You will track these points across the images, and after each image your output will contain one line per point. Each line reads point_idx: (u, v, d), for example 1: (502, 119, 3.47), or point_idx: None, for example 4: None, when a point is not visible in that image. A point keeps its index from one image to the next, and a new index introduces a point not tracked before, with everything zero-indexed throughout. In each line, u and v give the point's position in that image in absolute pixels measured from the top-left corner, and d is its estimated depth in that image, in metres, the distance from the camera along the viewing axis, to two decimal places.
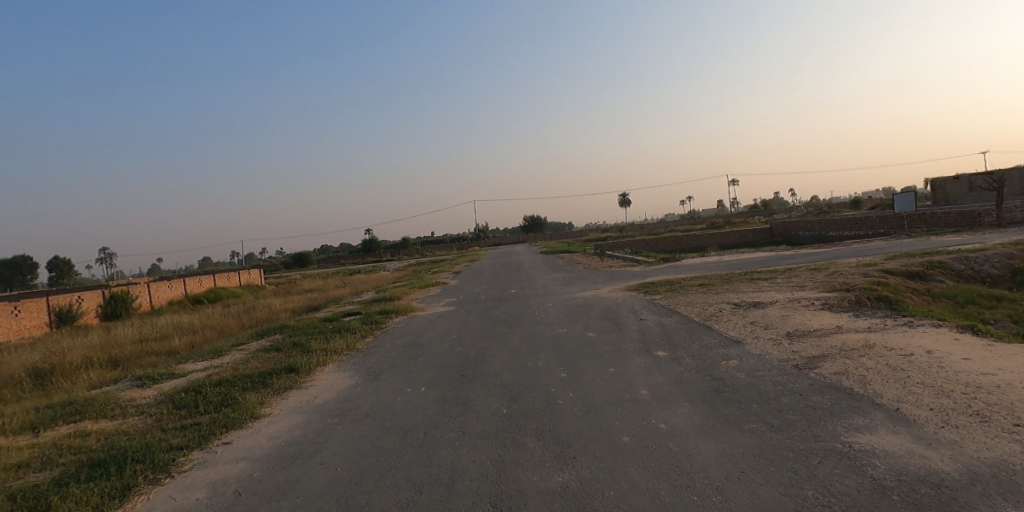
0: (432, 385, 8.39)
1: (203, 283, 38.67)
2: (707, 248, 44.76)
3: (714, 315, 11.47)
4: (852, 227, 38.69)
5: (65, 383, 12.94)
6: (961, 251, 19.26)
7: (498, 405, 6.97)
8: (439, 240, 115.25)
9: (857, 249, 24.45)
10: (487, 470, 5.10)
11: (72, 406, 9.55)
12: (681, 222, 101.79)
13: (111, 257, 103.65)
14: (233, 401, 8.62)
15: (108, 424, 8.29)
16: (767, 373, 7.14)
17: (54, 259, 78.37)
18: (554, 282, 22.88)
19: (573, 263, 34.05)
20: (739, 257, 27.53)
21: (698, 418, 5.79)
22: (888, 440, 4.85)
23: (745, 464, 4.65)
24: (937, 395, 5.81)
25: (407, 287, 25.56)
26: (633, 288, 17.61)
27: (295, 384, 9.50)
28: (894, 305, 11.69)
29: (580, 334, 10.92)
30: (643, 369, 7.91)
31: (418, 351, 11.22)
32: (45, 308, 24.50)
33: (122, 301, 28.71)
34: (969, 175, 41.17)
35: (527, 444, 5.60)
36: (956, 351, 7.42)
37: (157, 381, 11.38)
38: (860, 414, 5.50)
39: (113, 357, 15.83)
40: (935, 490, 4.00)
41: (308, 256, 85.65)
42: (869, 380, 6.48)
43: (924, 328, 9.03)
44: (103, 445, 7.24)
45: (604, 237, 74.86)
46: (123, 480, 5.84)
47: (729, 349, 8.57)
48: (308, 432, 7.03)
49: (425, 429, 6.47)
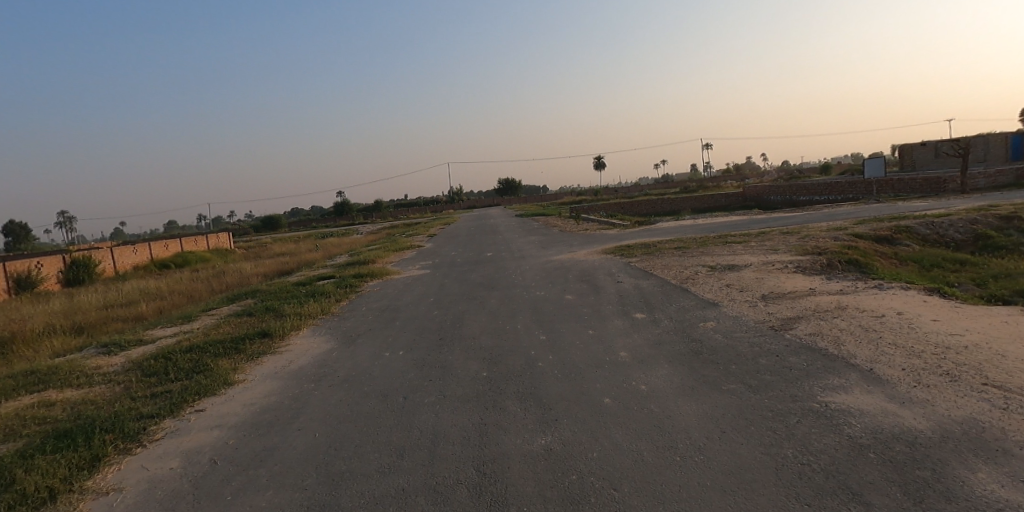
0: (410, 349, 8.32)
1: (169, 248, 37.64)
2: (682, 211, 45.14)
3: (690, 278, 11.55)
4: (823, 192, 39.30)
5: (28, 351, 12.59)
6: (928, 216, 19.67)
7: (478, 369, 6.94)
8: (412, 203, 113.72)
9: (827, 214, 24.76)
10: (469, 434, 5.08)
11: (35, 375, 9.26)
12: (655, 185, 102.17)
13: (70, 221, 101.12)
14: (206, 367, 8.44)
15: (74, 393, 8.08)
16: (744, 334, 7.25)
17: (9, 223, 75.59)
18: (529, 245, 22.77)
19: (547, 227, 33.99)
20: (712, 220, 27.72)
21: (677, 379, 5.84)
22: (863, 399, 4.95)
23: (726, 424, 4.70)
24: (908, 356, 5.94)
25: (381, 251, 25.21)
26: (610, 251, 17.65)
27: (269, 349, 9.36)
28: (863, 268, 11.91)
29: (558, 297, 10.92)
30: (621, 332, 7.94)
31: (394, 315, 11.10)
32: (3, 274, 23.73)
33: (84, 267, 27.86)
34: (936, 141, 42.01)
35: (509, 406, 5.59)
36: (925, 312, 7.60)
37: (124, 348, 11.12)
38: (835, 375, 5.58)
39: (77, 324, 15.39)
40: (909, 447, 4.09)
41: (279, 221, 84.06)
42: (843, 341, 6.60)
43: (894, 290, 9.23)
44: (70, 415, 7.05)
45: (578, 202, 74.97)
46: (92, 451, 5.69)
47: (706, 311, 8.65)
48: (285, 397, 6.94)
49: (405, 393, 6.42)
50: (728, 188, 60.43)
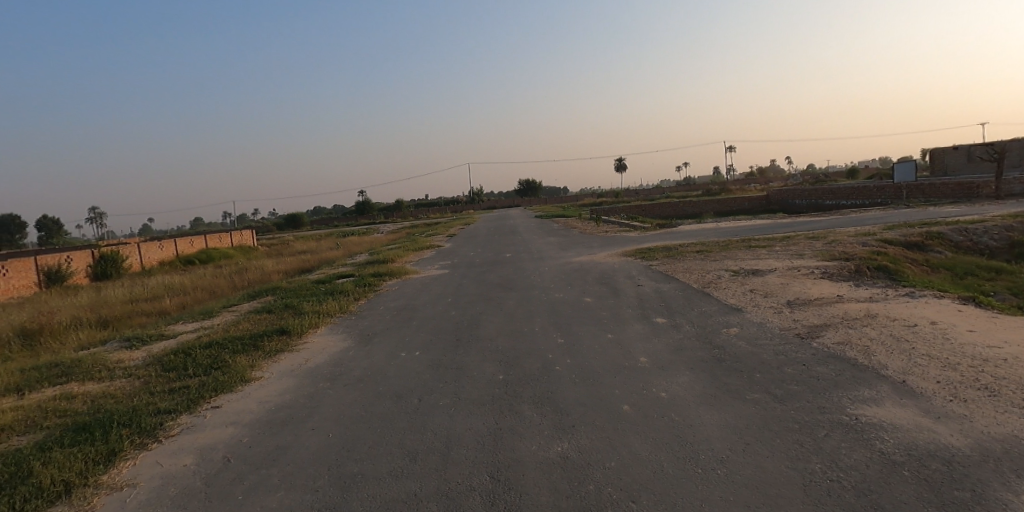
0: (426, 349, 8.24)
1: (194, 244, 38.18)
2: (704, 214, 44.59)
3: (712, 283, 11.32)
4: (849, 197, 38.53)
5: (55, 343, 12.80)
6: (961, 222, 19.10)
7: (494, 371, 6.81)
8: (433, 203, 114.07)
9: (854, 218, 24.23)
10: (484, 438, 4.97)
11: (59, 367, 9.37)
12: (677, 188, 101.27)
13: (101, 216, 103.50)
14: (223, 363, 8.45)
15: (95, 386, 8.14)
16: (768, 342, 7.02)
17: (43, 218, 77.54)
18: (549, 246, 22.64)
19: (566, 228, 33.85)
20: (736, 224, 27.29)
21: (699, 387, 5.66)
22: (895, 413, 4.73)
23: (750, 436, 4.52)
24: (943, 368, 5.69)
25: (401, 250, 25.27)
26: (630, 253, 17.44)
27: (287, 347, 9.34)
28: (893, 275, 11.57)
29: (576, 299, 10.77)
30: (641, 336, 7.76)
31: (412, 314, 11.05)
32: (34, 267, 24.26)
33: (112, 262, 28.34)
34: (968, 145, 41.00)
35: (524, 411, 5.46)
36: (960, 323, 7.30)
37: (146, 343, 11.22)
38: (865, 386, 5.36)
39: (103, 317, 15.63)
40: (946, 466, 3.88)
41: (302, 219, 85.03)
42: (873, 350, 6.35)
43: (926, 298, 8.92)
44: (89, 408, 7.09)
45: (599, 204, 74.55)
46: (108, 445, 5.68)
47: (729, 317, 8.43)
48: (300, 396, 6.89)
49: (420, 394, 6.33)
50: (751, 191, 59.67)
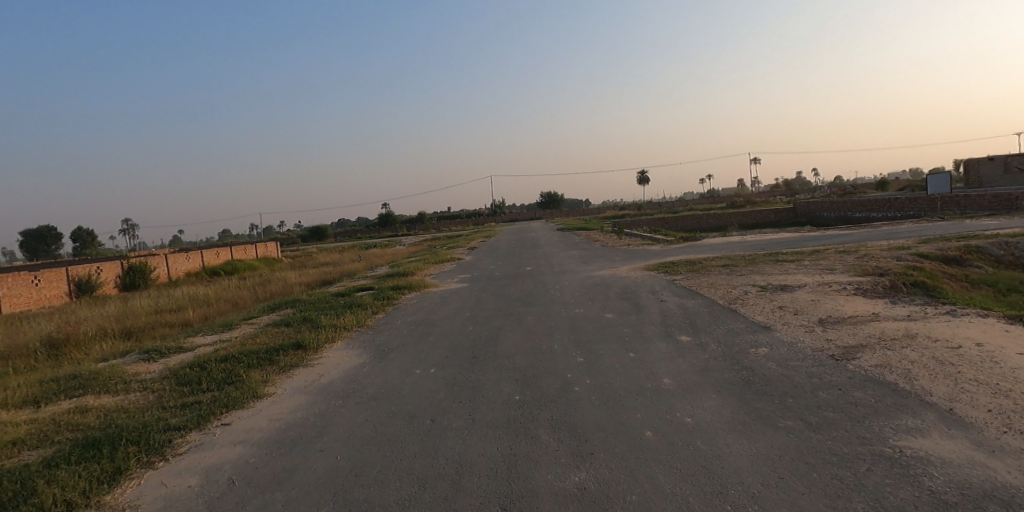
0: (442, 367, 8.01)
1: (220, 256, 38.66)
2: (729, 227, 43.88)
3: (739, 298, 10.92)
4: (880, 209, 37.59)
5: (77, 354, 12.84)
6: (1001, 235, 18.37)
7: (510, 392, 6.55)
8: (455, 216, 114.39)
9: (886, 231, 23.56)
10: (498, 466, 4.69)
11: (77, 379, 9.33)
12: (701, 200, 100.22)
13: (133, 228, 105.90)
14: (237, 378, 8.30)
15: (109, 400, 8.03)
16: (801, 363, 6.65)
17: (77, 230, 79.53)
18: (571, 259, 22.35)
19: (589, 241, 33.47)
20: (762, 237, 26.69)
21: (727, 413, 5.33)
22: (943, 446, 4.37)
23: (783, 469, 4.19)
24: (993, 395, 5.29)
25: (422, 262, 25.20)
26: (653, 267, 17.07)
27: (301, 362, 9.18)
28: (931, 291, 11.05)
29: (598, 315, 10.46)
30: (665, 355, 7.43)
31: (429, 329, 10.84)
32: (64, 278, 24.67)
33: (140, 273, 28.73)
34: (1005, 156, 39.83)
35: (541, 436, 5.18)
36: (1008, 345, 6.84)
37: (164, 355, 11.16)
38: (909, 415, 4.99)
39: (126, 328, 15.71)
40: (1006, 509, 3.52)
41: (326, 231, 85.84)
42: (915, 375, 5.96)
43: (969, 317, 8.45)
44: (101, 422, 6.95)
45: (621, 216, 73.99)
46: (114, 463, 5.48)
47: (758, 335, 8.05)
48: (311, 414, 6.68)
49: (433, 415, 6.09)
50: (777, 203, 58.70)
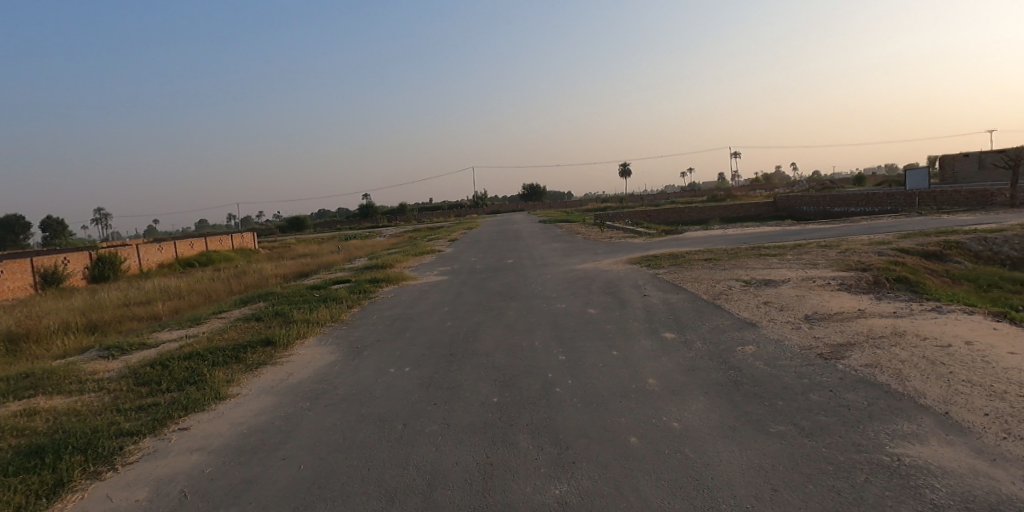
0: (417, 365, 7.66)
1: (194, 246, 37.63)
2: (710, 220, 43.96)
3: (724, 294, 10.69)
4: (859, 204, 37.93)
5: (36, 350, 12.23)
6: (979, 231, 18.46)
7: (488, 393, 6.22)
8: (437, 207, 113.61)
9: (866, 226, 23.63)
10: (473, 477, 4.37)
11: (29, 379, 8.78)
12: (682, 193, 100.75)
13: (105, 217, 103.59)
14: (200, 378, 7.85)
15: (62, 401, 7.53)
16: (790, 362, 6.42)
17: (47, 219, 77.57)
18: (553, 252, 22.08)
19: (572, 233, 33.22)
20: (744, 230, 26.63)
21: (716, 417, 5.06)
22: (942, 454, 4.15)
23: (777, 480, 3.92)
24: (989, 397, 5.10)
25: (401, 255, 24.72)
26: (636, 261, 16.84)
27: (269, 360, 8.75)
28: (914, 287, 10.96)
29: (580, 311, 10.17)
30: (650, 354, 7.17)
31: (406, 325, 10.49)
32: (29, 269, 23.77)
33: (110, 264, 27.85)
34: (979, 153, 40.45)
35: (519, 444, 4.86)
36: (999, 343, 6.68)
37: (126, 352, 10.64)
38: (905, 419, 4.77)
39: (91, 322, 15.08)
40: None
41: (304, 222, 84.66)
42: (907, 375, 5.76)
43: (956, 314, 8.32)
44: (49, 427, 6.46)
45: (603, 208, 73.92)
46: (56, 474, 5.04)
47: (744, 333, 7.81)
48: (275, 417, 6.29)
49: (406, 419, 5.75)
50: (758, 197, 59.10)
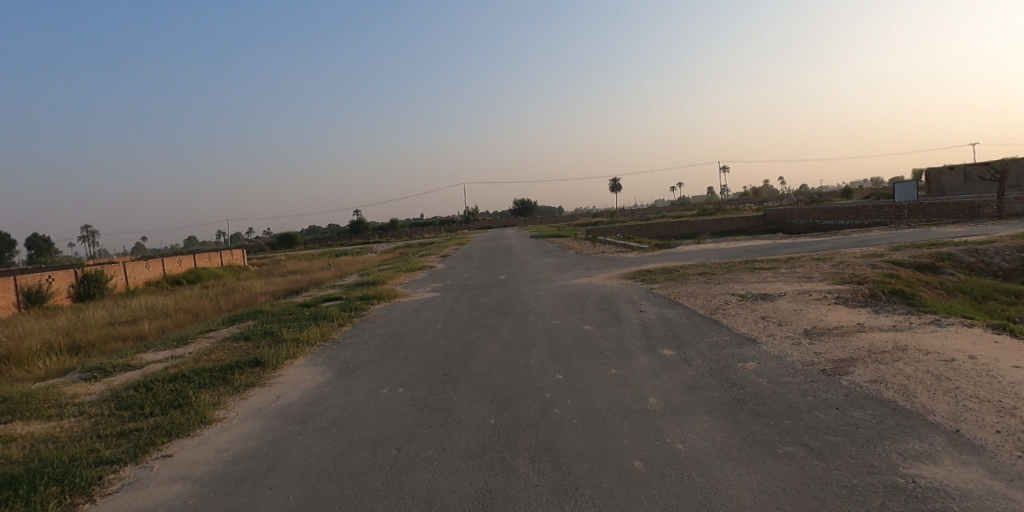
0: (411, 386, 7.44)
1: (182, 264, 37.15)
2: (701, 234, 44.00)
3: (721, 308, 10.56)
4: (848, 217, 38.10)
5: (15, 372, 11.87)
6: (970, 242, 18.50)
7: (485, 415, 6.02)
8: (428, 223, 113.40)
9: (857, 238, 23.69)
10: (471, 505, 4.17)
11: (6, 403, 8.48)
12: (672, 208, 101.22)
13: (92, 235, 102.46)
14: (185, 401, 7.59)
15: (40, 427, 7.24)
16: (793, 379, 6.28)
17: (32, 238, 76.65)
18: (546, 267, 21.96)
19: (564, 248, 33.13)
20: (736, 244, 26.61)
21: (721, 437, 4.90)
22: (956, 474, 4.00)
23: (789, 505, 3.76)
24: (998, 413, 4.97)
25: (393, 271, 24.49)
26: (630, 276, 16.70)
27: (257, 381, 8.50)
28: (911, 300, 10.87)
29: (575, 327, 10.00)
30: (649, 371, 7.00)
31: (398, 343, 10.26)
32: (12, 288, 23.29)
33: (96, 282, 27.37)
34: (964, 166, 40.89)
35: (518, 469, 4.67)
36: (1002, 357, 6.57)
37: (109, 374, 10.33)
38: (916, 438, 4.63)
39: (74, 342, 14.71)
40: None
41: (294, 239, 84.17)
42: (913, 391, 5.63)
43: (956, 327, 8.23)
44: (26, 455, 6.18)
45: (593, 223, 74.01)
46: (30, 507, 4.78)
47: (743, 349, 7.67)
48: (264, 443, 6.06)
49: (400, 444, 5.53)
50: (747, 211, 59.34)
